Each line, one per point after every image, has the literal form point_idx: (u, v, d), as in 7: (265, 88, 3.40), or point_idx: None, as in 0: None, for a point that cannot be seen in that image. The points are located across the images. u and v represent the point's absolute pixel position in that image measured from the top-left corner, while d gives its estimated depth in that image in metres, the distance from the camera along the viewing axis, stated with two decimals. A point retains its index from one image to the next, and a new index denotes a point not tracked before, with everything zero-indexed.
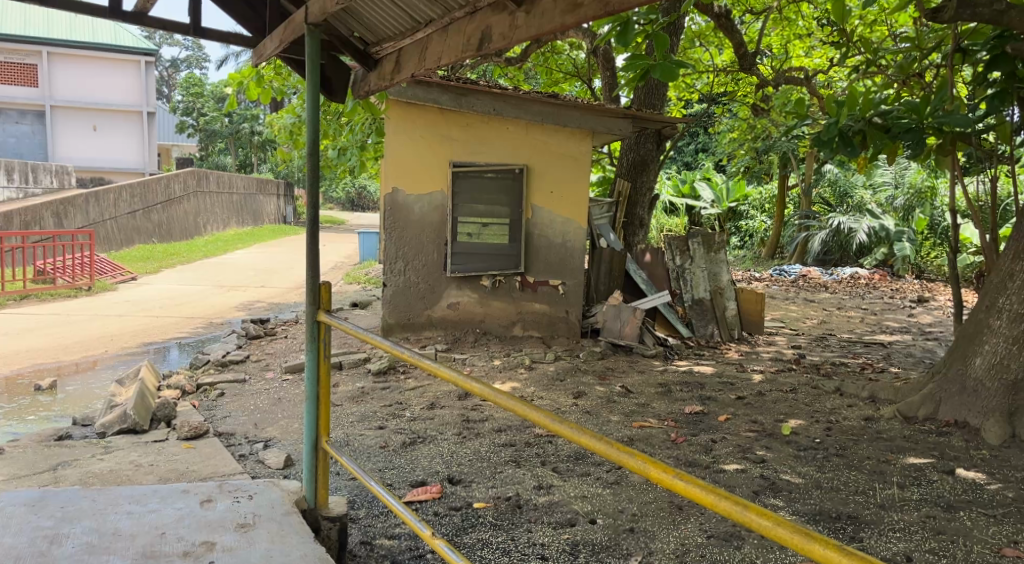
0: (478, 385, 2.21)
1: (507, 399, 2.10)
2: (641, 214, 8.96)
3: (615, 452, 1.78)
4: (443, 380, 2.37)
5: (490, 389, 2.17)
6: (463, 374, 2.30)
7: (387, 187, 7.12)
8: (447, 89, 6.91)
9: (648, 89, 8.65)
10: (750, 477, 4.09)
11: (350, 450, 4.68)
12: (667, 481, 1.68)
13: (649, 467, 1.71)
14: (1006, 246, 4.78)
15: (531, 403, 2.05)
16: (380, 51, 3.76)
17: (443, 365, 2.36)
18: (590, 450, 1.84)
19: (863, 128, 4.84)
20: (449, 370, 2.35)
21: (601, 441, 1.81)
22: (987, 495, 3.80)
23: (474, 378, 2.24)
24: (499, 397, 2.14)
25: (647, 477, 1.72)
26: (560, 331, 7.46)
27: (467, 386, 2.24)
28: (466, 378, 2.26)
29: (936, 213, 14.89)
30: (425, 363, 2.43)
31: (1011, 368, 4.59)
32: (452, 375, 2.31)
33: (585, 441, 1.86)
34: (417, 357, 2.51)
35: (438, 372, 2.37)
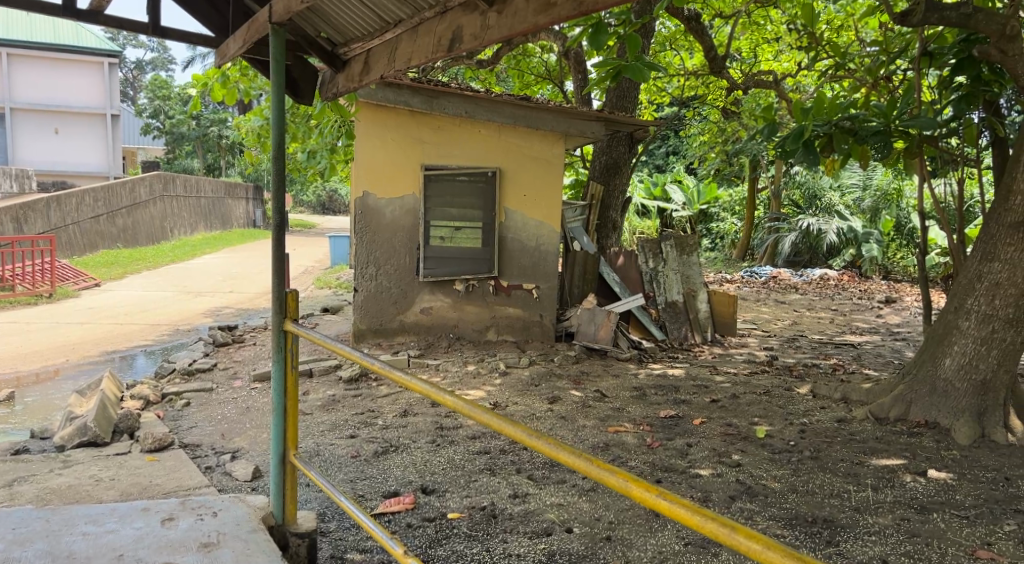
0: (452, 400, 2.13)
1: (481, 413, 2.03)
2: (614, 216, 8.97)
3: (595, 469, 1.73)
4: (414, 393, 2.28)
5: (463, 403, 2.10)
6: (435, 385, 2.23)
7: (357, 191, 7.01)
8: (418, 91, 6.82)
9: (619, 92, 8.65)
10: (726, 482, 4.07)
11: (321, 460, 4.57)
12: (650, 500, 1.63)
13: (631, 485, 1.66)
14: (973, 247, 4.76)
15: (505, 416, 1.99)
16: (349, 52, 3.66)
17: (415, 377, 2.28)
18: (568, 466, 1.78)
19: (827, 132, 4.90)
20: (421, 382, 2.27)
21: (581, 457, 1.76)
22: (961, 496, 3.82)
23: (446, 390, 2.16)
24: (473, 411, 2.07)
25: (629, 495, 1.67)
26: (534, 335, 7.42)
27: (438, 399, 2.17)
28: (436, 390, 2.19)
29: (902, 214, 15.20)
30: (396, 375, 2.35)
31: (980, 369, 4.65)
32: (422, 386, 2.24)
33: (563, 457, 1.80)
34: (387, 368, 2.44)
35: (409, 386, 2.28)
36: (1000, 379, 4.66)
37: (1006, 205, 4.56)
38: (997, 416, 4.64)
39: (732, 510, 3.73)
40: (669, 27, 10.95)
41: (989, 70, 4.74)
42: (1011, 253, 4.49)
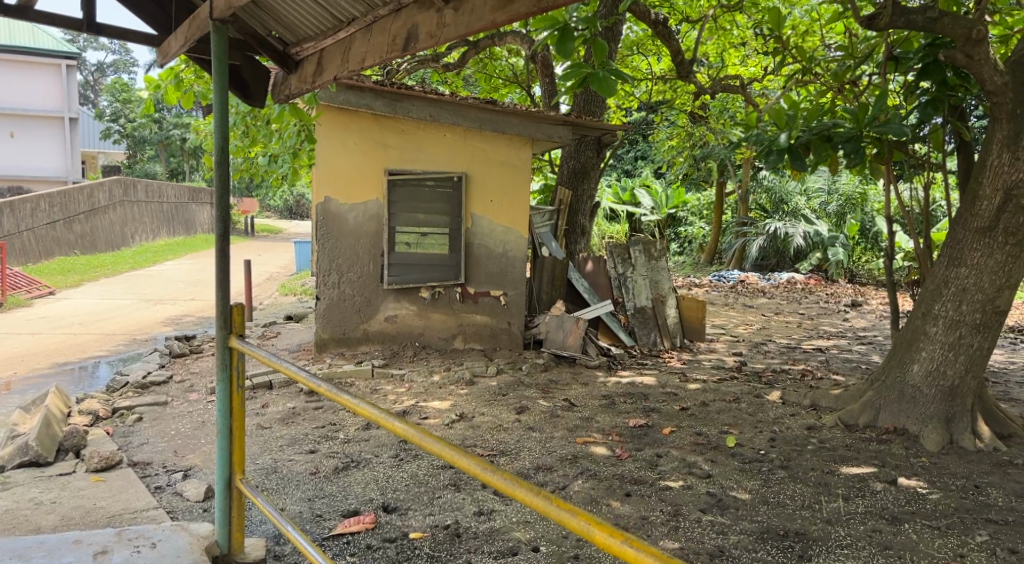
0: (404, 428, 2.08)
1: (433, 442, 1.98)
2: (582, 222, 8.89)
3: (556, 510, 1.69)
4: (363, 418, 2.27)
5: (415, 431, 2.05)
6: (384, 410, 2.20)
7: (319, 196, 6.80)
8: (381, 93, 6.66)
9: (587, 96, 8.59)
10: (697, 495, 3.97)
11: (278, 478, 4.37)
12: (615, 547, 1.58)
13: (594, 529, 1.62)
14: (940, 252, 4.71)
15: (462, 449, 1.93)
16: (301, 52, 3.51)
17: (363, 401, 2.27)
18: (527, 505, 1.74)
19: (808, 140, 4.86)
20: (370, 406, 2.25)
21: (540, 496, 1.72)
22: (931, 505, 3.77)
23: (396, 418, 2.12)
24: (423, 439, 2.02)
25: (593, 540, 1.63)
26: (502, 342, 7.28)
27: (392, 428, 2.13)
28: (386, 417, 2.17)
29: (867, 218, 15.36)
30: (345, 399, 2.34)
31: (948, 375, 4.63)
32: (372, 412, 2.21)
33: (522, 495, 1.75)
34: (333, 391, 2.42)
35: (357, 409, 2.28)
36: (968, 384, 4.64)
37: (972, 209, 4.50)
38: (965, 422, 4.63)
39: (702, 523, 3.63)
40: (637, 31, 10.94)
41: (955, 75, 4.76)
42: (978, 258, 4.45)
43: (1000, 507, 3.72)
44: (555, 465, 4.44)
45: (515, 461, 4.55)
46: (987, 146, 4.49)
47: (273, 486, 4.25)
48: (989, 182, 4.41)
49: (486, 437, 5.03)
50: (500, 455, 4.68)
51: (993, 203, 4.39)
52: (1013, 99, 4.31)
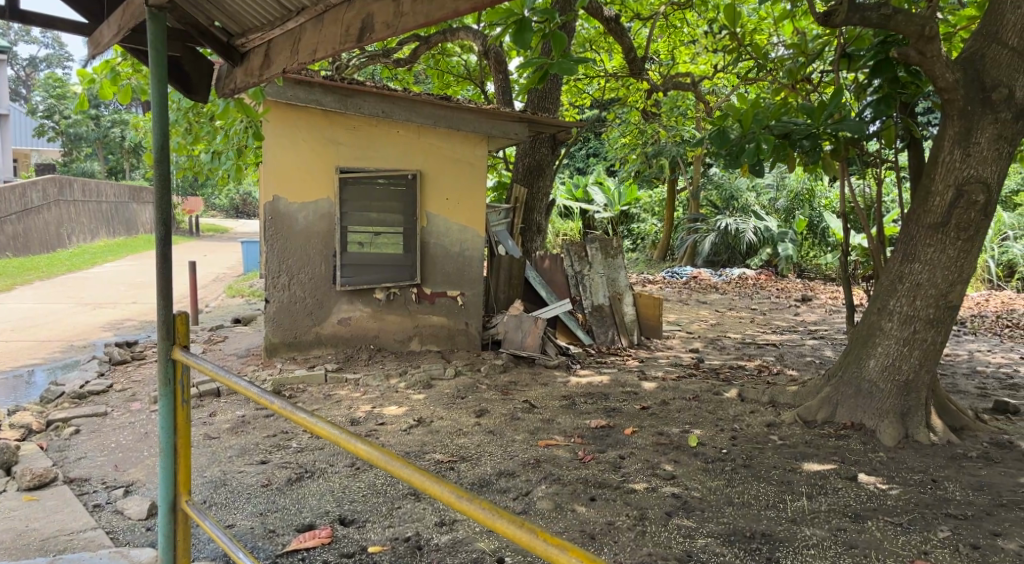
0: (370, 451, 1.96)
1: (402, 468, 1.88)
2: (538, 219, 8.82)
3: (543, 545, 1.63)
4: (322, 438, 2.13)
5: (382, 455, 1.93)
6: (343, 430, 2.08)
7: (266, 195, 6.54)
8: (331, 89, 6.45)
9: (541, 93, 8.54)
10: (662, 497, 3.91)
11: (227, 491, 4.16)
12: None
13: None
14: (894, 248, 4.76)
15: (435, 476, 1.85)
16: (246, 44, 3.32)
17: (322, 421, 2.13)
18: (510, 538, 1.69)
19: (768, 139, 4.87)
20: (329, 426, 2.12)
21: (525, 531, 1.65)
22: (891, 501, 3.80)
23: (359, 439, 2.00)
24: (392, 464, 1.91)
25: None
26: (459, 344, 7.15)
27: (358, 452, 2.00)
28: (346, 437, 2.04)
29: (815, 214, 15.69)
30: (302, 419, 2.21)
31: (903, 369, 4.69)
32: (330, 432, 2.09)
33: (504, 527, 1.70)
34: (289, 409, 2.29)
35: (314, 429, 2.15)
36: (922, 378, 4.70)
37: (925, 205, 4.55)
38: (920, 416, 4.70)
39: (669, 527, 3.57)
40: (589, 28, 10.92)
41: (905, 73, 4.83)
42: (931, 253, 4.50)
43: (958, 501, 3.77)
44: (518, 470, 4.34)
45: (475, 467, 4.43)
46: (939, 142, 4.54)
47: (221, 501, 4.04)
48: (941, 178, 4.46)
49: (445, 442, 4.90)
50: (460, 461, 4.55)
51: (945, 199, 4.43)
52: (964, 96, 4.34)
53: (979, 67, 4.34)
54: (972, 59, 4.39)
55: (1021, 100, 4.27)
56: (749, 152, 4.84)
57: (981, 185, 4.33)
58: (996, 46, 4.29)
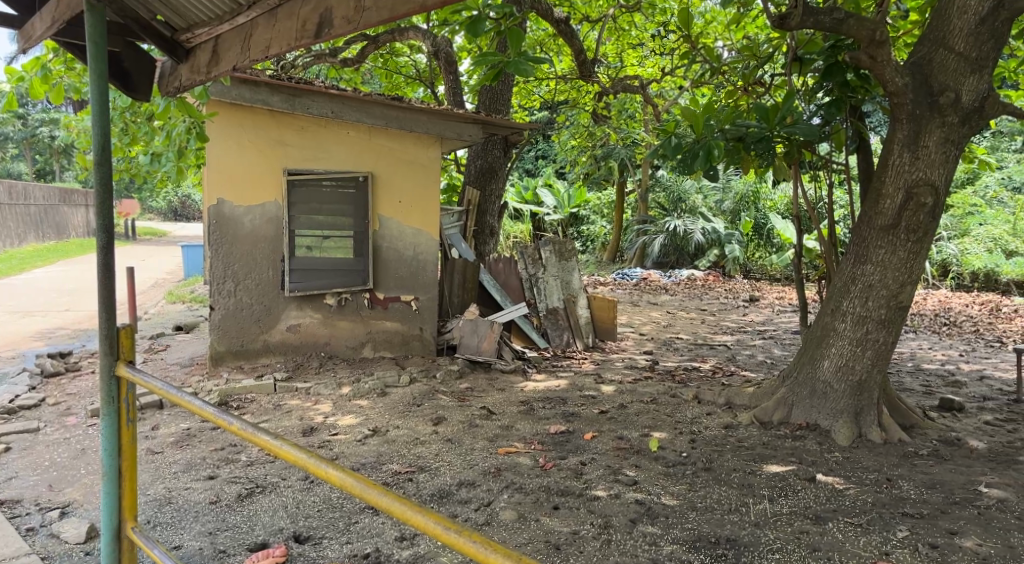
0: (341, 476, 1.90)
1: (381, 497, 1.81)
2: (491, 222, 8.74)
3: None
4: (289, 463, 2.06)
5: (357, 483, 1.87)
6: (311, 455, 2.01)
7: (210, 198, 6.29)
8: (278, 89, 6.24)
9: (493, 95, 8.46)
10: (626, 504, 3.87)
11: (172, 510, 3.95)
12: None
13: None
14: (846, 250, 4.84)
15: (415, 504, 1.78)
16: (192, 39, 3.15)
17: (288, 445, 2.06)
18: None
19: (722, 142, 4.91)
20: (296, 451, 2.04)
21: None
22: (850, 501, 3.84)
23: (330, 464, 1.94)
24: (369, 492, 1.85)
25: None
26: (413, 350, 7.00)
27: (330, 478, 1.93)
28: (315, 462, 1.97)
29: (760, 215, 15.93)
30: (267, 442, 2.12)
31: (856, 369, 4.77)
32: (298, 456, 2.01)
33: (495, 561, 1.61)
34: (251, 431, 2.20)
35: (280, 453, 2.06)
36: (874, 378, 4.79)
37: (876, 208, 4.63)
38: (872, 415, 4.79)
39: (635, 535, 3.53)
40: (539, 30, 10.89)
41: (854, 76, 4.92)
42: (883, 255, 4.59)
43: (913, 499, 3.83)
44: (478, 480, 4.24)
45: (435, 478, 4.31)
46: (889, 146, 4.63)
47: (166, 520, 3.83)
48: (891, 181, 4.55)
49: (402, 452, 4.76)
50: (419, 472, 4.42)
51: (895, 202, 4.52)
52: (912, 100, 4.44)
53: (927, 72, 4.44)
54: (919, 64, 4.49)
55: (966, 104, 4.39)
56: (705, 157, 4.87)
57: (929, 188, 4.43)
58: (943, 51, 4.39)
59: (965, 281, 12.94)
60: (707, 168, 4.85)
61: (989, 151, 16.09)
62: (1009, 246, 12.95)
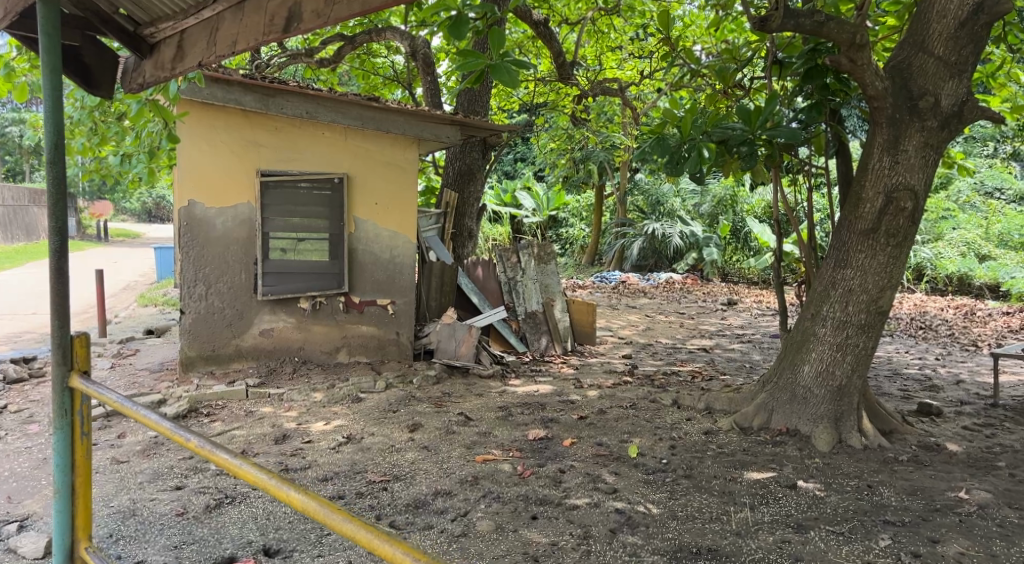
0: (305, 500, 1.89)
1: (346, 522, 1.79)
2: (470, 225, 8.64)
3: None
4: (250, 483, 2.06)
5: (321, 507, 1.86)
6: (273, 477, 2.01)
7: (181, 200, 6.14)
8: (251, 88, 6.09)
9: (471, 96, 8.37)
10: (605, 513, 3.80)
11: (136, 523, 3.80)
12: None
13: None
14: (826, 254, 4.81)
15: (377, 530, 1.76)
16: (156, 33, 3.02)
17: (249, 465, 2.06)
18: None
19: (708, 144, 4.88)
20: (257, 471, 2.05)
21: None
22: (830, 509, 3.80)
23: (293, 487, 1.93)
24: (334, 517, 1.82)
25: None
26: (390, 354, 6.87)
27: (293, 501, 1.92)
28: (277, 484, 1.97)
29: (737, 219, 16.04)
30: (226, 461, 2.12)
31: (836, 374, 4.74)
32: (259, 479, 2.02)
33: None
34: (209, 449, 2.20)
35: (241, 474, 2.07)
36: (854, 383, 4.77)
37: (856, 212, 4.61)
38: (852, 421, 4.77)
39: (615, 546, 3.46)
40: (519, 31, 10.82)
41: (834, 80, 4.94)
42: (863, 259, 4.57)
43: (894, 506, 3.80)
44: (455, 489, 4.14)
45: (410, 487, 4.20)
46: (868, 150, 4.62)
47: (130, 534, 3.68)
48: (871, 186, 4.53)
49: (377, 460, 4.65)
50: (394, 481, 4.31)
51: (875, 206, 4.50)
52: (892, 104, 4.42)
53: (907, 76, 4.44)
54: (900, 68, 4.48)
55: (945, 108, 4.39)
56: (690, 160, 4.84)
57: (909, 192, 4.42)
58: (922, 55, 4.39)
59: (939, 285, 13.07)
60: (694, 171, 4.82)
61: (963, 156, 16.30)
62: (982, 251, 13.13)
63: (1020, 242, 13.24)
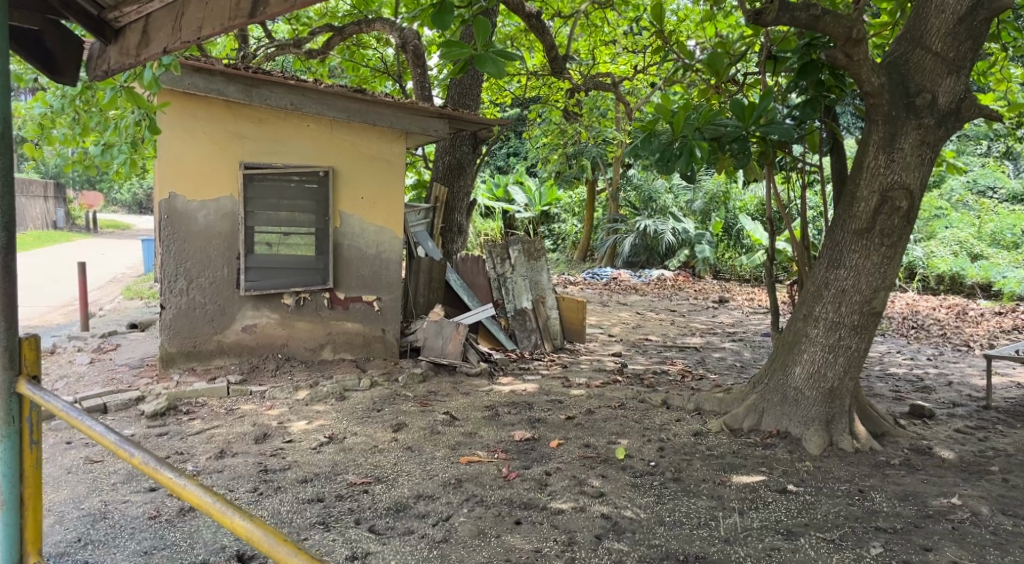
0: (250, 528, 1.80)
1: (291, 556, 1.68)
2: (459, 220, 8.50)
3: None
4: (194, 504, 2.00)
5: (267, 537, 1.76)
6: (217, 500, 1.93)
7: (161, 192, 6.00)
8: (233, 79, 5.93)
9: (462, 89, 8.24)
10: (591, 518, 3.69)
11: (106, 527, 3.68)
12: None
13: None
14: (819, 254, 4.72)
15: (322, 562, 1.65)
16: (121, 18, 2.92)
17: (192, 486, 2.00)
18: None
19: (701, 141, 4.77)
20: (200, 493, 1.98)
21: None
22: (822, 515, 3.71)
23: (236, 513, 1.84)
24: (277, 549, 1.72)
25: None
26: (375, 352, 6.74)
27: (237, 528, 1.84)
28: (220, 509, 1.90)
29: (730, 216, 15.94)
30: (170, 481, 2.06)
31: (828, 376, 4.65)
32: (202, 501, 1.94)
33: None
34: (154, 466, 2.13)
35: (184, 495, 2.00)
36: (846, 386, 4.68)
37: (850, 211, 4.52)
38: (844, 423, 4.68)
39: (600, 553, 3.36)
40: (512, 25, 10.67)
41: (829, 76, 4.85)
42: (856, 259, 4.48)
43: (886, 513, 3.71)
44: (437, 492, 4.03)
45: (392, 489, 4.09)
46: (863, 148, 4.53)
47: (99, 538, 3.56)
48: (866, 184, 4.43)
49: (358, 461, 4.53)
50: (375, 483, 4.19)
51: (870, 205, 4.41)
52: (888, 101, 4.32)
53: (904, 72, 4.34)
54: (896, 64, 4.38)
55: (943, 105, 4.29)
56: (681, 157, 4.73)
57: (904, 191, 4.33)
58: (920, 51, 4.29)
59: (930, 284, 13.02)
60: (687, 168, 4.73)
61: (956, 155, 16.30)
62: (974, 250, 13.11)
63: (1012, 241, 13.24)
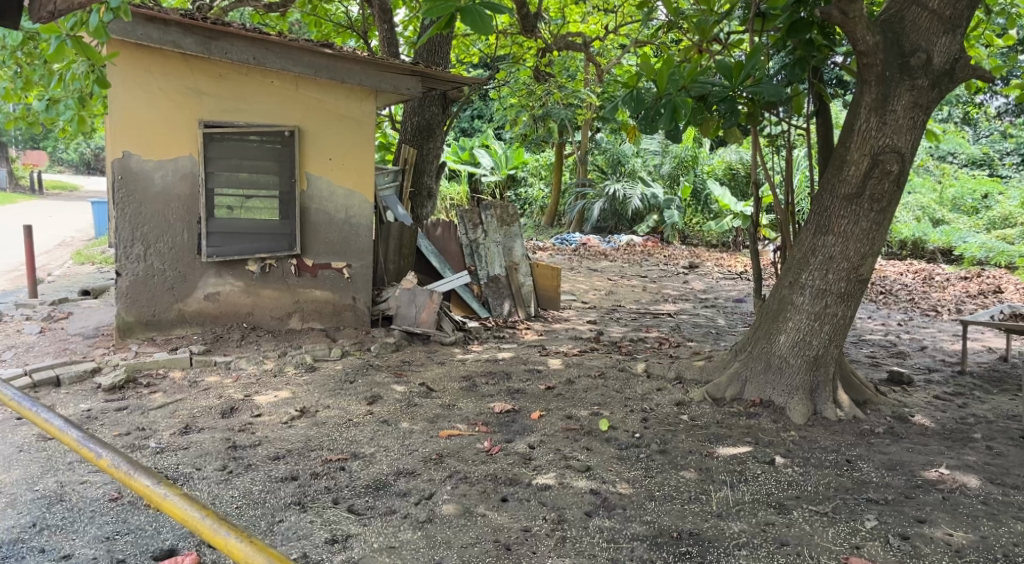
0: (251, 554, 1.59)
1: None
2: (429, 183, 8.22)
3: None
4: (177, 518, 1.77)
5: None
6: (209, 517, 1.71)
7: (114, 150, 5.62)
8: (191, 30, 5.54)
9: (432, 46, 7.90)
10: (579, 495, 3.57)
11: (64, 510, 3.43)
12: None
13: None
14: (807, 219, 4.61)
15: None
16: None
17: (175, 498, 1.78)
18: None
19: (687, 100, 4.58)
20: (187, 507, 1.76)
21: None
22: (812, 487, 3.65)
23: (233, 535, 1.62)
24: None
25: None
26: (345, 320, 6.49)
27: (235, 553, 1.61)
28: (213, 529, 1.67)
29: (698, 180, 15.93)
30: (149, 490, 1.83)
31: (813, 345, 4.58)
32: (189, 515, 1.72)
33: None
34: (129, 473, 1.90)
35: (167, 507, 1.78)
36: (830, 353, 4.63)
37: (840, 175, 4.40)
38: (827, 392, 4.65)
39: (590, 531, 3.24)
40: None
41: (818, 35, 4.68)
42: (844, 225, 4.38)
43: (876, 483, 3.68)
44: (418, 468, 3.87)
45: (370, 466, 3.91)
46: (855, 110, 4.40)
47: (56, 523, 3.32)
48: (856, 147, 4.32)
49: (333, 435, 4.34)
50: (352, 459, 4.01)
51: (860, 168, 4.30)
52: (883, 60, 4.19)
53: (899, 30, 4.20)
54: (892, 22, 4.24)
55: (937, 66, 4.17)
56: (666, 116, 4.53)
57: (896, 155, 4.22)
58: (917, 9, 4.16)
59: (895, 249, 13.11)
60: (671, 128, 4.53)
61: None
62: (937, 215, 13.31)
63: (972, 206, 13.52)
